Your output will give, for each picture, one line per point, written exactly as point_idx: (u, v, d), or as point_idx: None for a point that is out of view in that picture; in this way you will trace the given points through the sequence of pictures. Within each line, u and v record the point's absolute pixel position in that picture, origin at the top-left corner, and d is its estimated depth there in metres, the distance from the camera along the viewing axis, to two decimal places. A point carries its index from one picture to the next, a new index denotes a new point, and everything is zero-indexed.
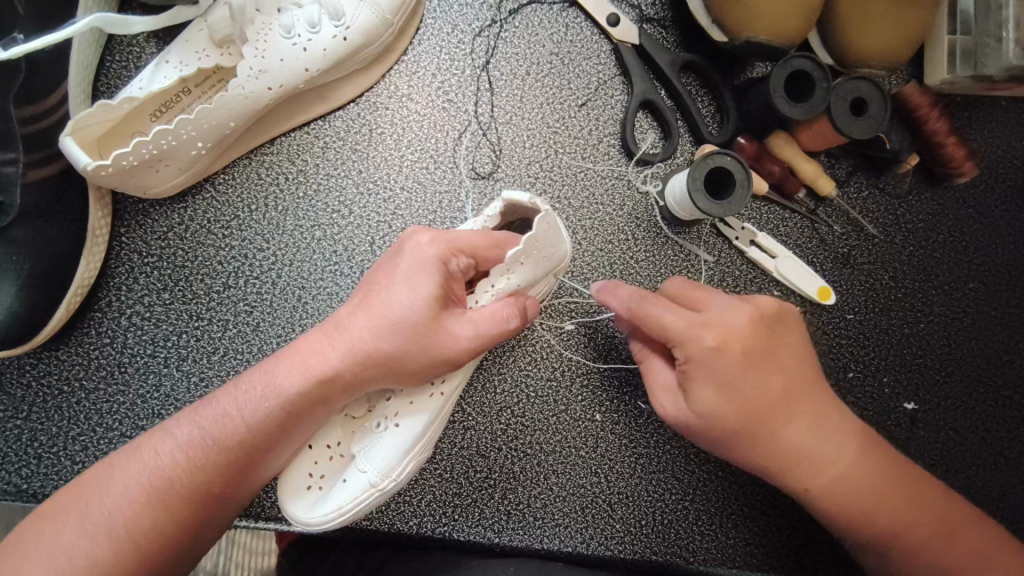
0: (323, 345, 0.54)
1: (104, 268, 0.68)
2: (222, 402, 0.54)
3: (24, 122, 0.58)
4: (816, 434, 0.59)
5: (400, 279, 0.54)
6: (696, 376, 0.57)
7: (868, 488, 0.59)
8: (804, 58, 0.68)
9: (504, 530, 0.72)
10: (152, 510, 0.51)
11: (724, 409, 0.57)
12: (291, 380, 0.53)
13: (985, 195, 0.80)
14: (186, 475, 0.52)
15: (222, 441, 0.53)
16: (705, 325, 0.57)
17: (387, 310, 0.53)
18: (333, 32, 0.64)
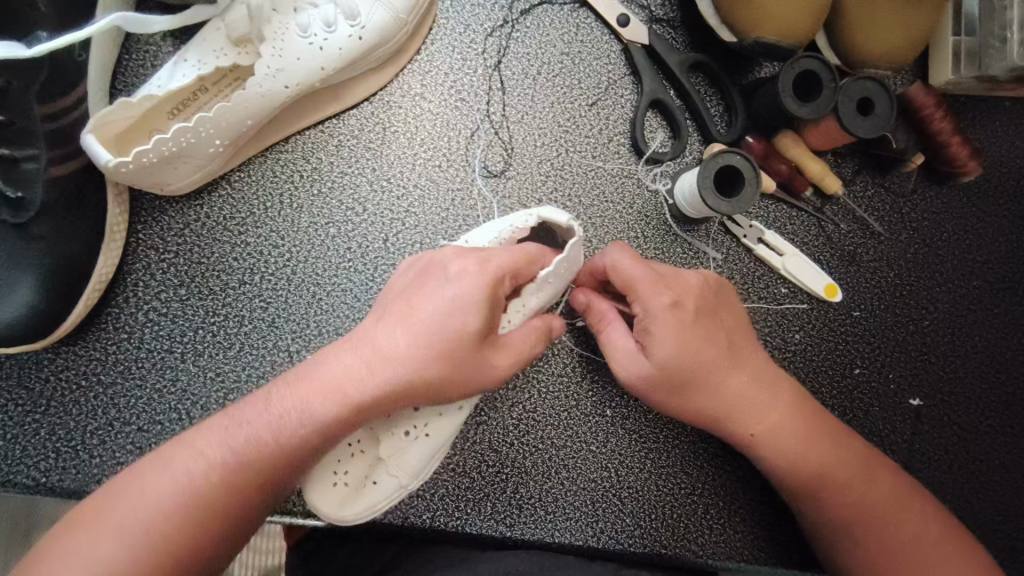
0: (357, 363, 0.53)
1: (121, 264, 0.68)
2: (258, 414, 0.53)
3: (46, 119, 0.59)
4: (761, 391, 0.64)
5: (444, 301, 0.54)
6: (657, 328, 0.60)
7: (806, 441, 0.65)
8: (811, 58, 0.69)
9: (515, 524, 0.73)
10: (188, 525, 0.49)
11: (679, 358, 0.60)
12: (326, 402, 0.52)
13: (988, 194, 0.81)
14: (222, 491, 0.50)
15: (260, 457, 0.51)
16: (661, 281, 0.61)
17: (427, 329, 0.53)
18: (349, 31, 0.65)
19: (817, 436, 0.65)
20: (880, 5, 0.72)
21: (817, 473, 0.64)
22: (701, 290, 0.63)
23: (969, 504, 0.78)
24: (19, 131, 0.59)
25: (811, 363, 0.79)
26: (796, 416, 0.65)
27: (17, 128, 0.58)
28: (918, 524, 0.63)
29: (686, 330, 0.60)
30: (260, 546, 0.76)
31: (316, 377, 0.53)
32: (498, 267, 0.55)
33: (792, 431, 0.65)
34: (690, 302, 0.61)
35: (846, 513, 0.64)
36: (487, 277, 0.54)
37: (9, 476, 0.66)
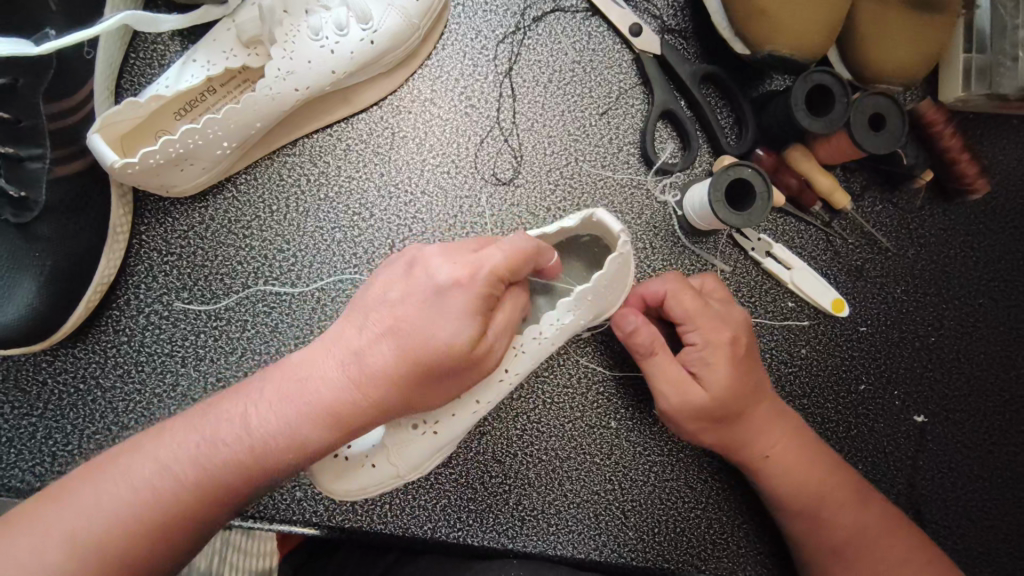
0: (297, 381, 0.48)
1: (124, 266, 0.67)
2: (200, 422, 0.47)
3: (52, 117, 0.58)
4: (784, 429, 0.66)
5: (410, 298, 0.48)
6: (712, 360, 0.64)
7: (812, 467, 0.66)
8: (823, 72, 0.69)
9: (517, 536, 0.72)
10: (86, 554, 0.43)
11: (731, 388, 0.64)
12: (275, 421, 0.47)
13: (995, 212, 0.81)
14: (152, 520, 0.44)
15: (162, 498, 0.45)
16: (713, 317, 0.65)
17: (404, 325, 0.47)
18: (360, 35, 0.65)
19: (833, 478, 0.66)
20: (888, 16, 0.73)
21: (814, 497, 0.65)
22: (746, 327, 0.67)
23: (972, 523, 0.78)
24: (24, 129, 0.58)
25: (818, 377, 0.78)
26: (810, 446, 0.67)
27: (23, 127, 0.58)
28: (908, 550, 0.63)
29: (729, 361, 0.64)
30: (248, 548, 0.71)
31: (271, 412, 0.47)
32: (491, 261, 0.48)
33: (806, 469, 0.66)
34: (741, 338, 0.65)
35: (837, 536, 0.64)
36: (478, 270, 0.47)
37: (2, 481, 0.64)
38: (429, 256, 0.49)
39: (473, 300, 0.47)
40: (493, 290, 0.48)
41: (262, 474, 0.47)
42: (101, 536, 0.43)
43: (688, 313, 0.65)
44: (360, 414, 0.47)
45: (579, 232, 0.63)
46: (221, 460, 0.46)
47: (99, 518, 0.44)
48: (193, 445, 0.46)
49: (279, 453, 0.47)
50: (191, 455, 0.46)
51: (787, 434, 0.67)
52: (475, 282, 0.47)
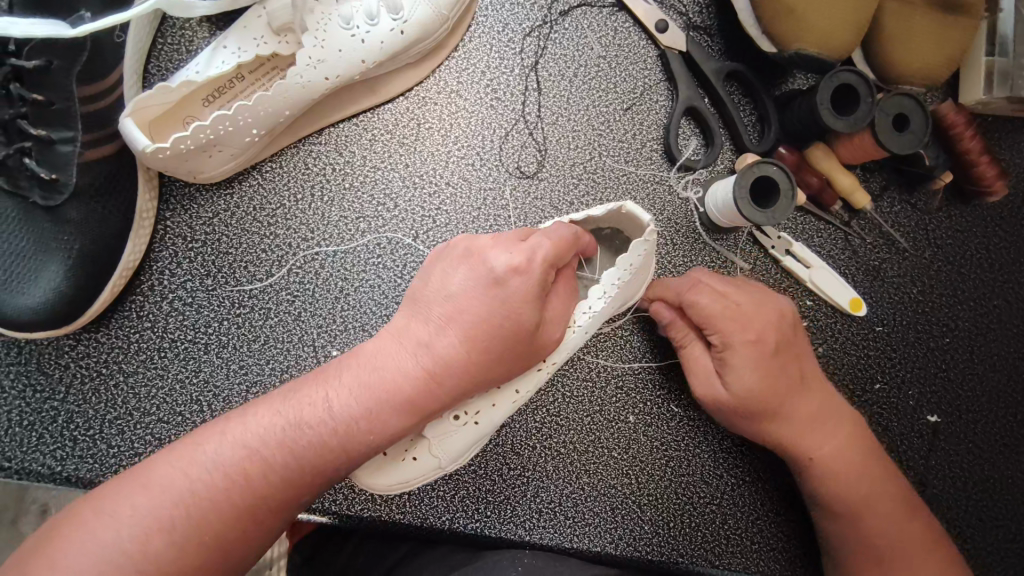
0: (368, 369, 0.49)
1: (148, 253, 0.67)
2: (283, 408, 0.48)
3: (84, 100, 0.59)
4: (819, 429, 0.66)
5: (472, 293, 0.50)
6: (735, 361, 0.63)
7: (854, 463, 0.66)
8: (851, 72, 0.69)
9: (535, 528, 0.72)
10: (183, 537, 0.44)
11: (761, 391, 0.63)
12: (348, 404, 0.48)
13: (1011, 215, 0.82)
14: (236, 503, 0.45)
15: (252, 482, 0.46)
16: (743, 317, 0.64)
17: (467, 316, 0.50)
18: (391, 25, 0.65)
19: (867, 475, 0.66)
20: (914, 17, 0.73)
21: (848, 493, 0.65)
22: (779, 324, 0.65)
23: (981, 522, 0.79)
24: (56, 112, 0.58)
25: (835, 375, 0.79)
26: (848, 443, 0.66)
27: (56, 109, 0.58)
28: (935, 550, 0.64)
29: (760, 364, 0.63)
30: None
31: (349, 397, 0.48)
32: (539, 251, 0.51)
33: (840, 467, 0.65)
34: (767, 335, 0.64)
35: (875, 533, 0.64)
36: (532, 257, 0.50)
37: (24, 464, 0.64)
38: (482, 247, 0.52)
39: (530, 288, 0.50)
40: (545, 276, 0.51)
41: (346, 454, 0.48)
42: (195, 518, 0.44)
43: (710, 315, 0.64)
44: (433, 401, 0.49)
45: (600, 223, 0.64)
46: (307, 443, 0.47)
47: (179, 496, 0.44)
48: (278, 429, 0.47)
49: (357, 435, 0.48)
50: (277, 438, 0.47)
51: (826, 432, 0.66)
52: (531, 269, 0.50)
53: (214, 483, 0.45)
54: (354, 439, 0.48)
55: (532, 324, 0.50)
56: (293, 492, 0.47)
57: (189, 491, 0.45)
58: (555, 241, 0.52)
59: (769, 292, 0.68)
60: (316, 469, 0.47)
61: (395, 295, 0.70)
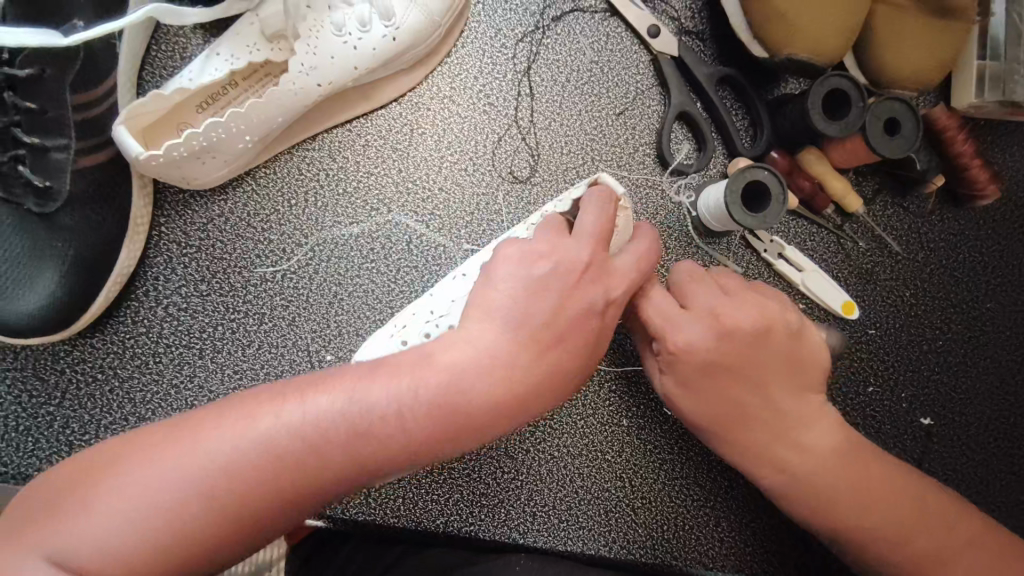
0: (443, 370, 0.48)
1: (143, 258, 0.68)
2: (262, 413, 0.44)
3: (77, 109, 0.59)
4: (784, 435, 0.61)
5: (567, 296, 0.52)
6: (676, 370, 0.60)
7: (827, 473, 0.61)
8: (841, 77, 0.69)
9: (529, 531, 0.73)
10: (175, 535, 0.41)
11: (703, 406, 0.60)
12: (416, 407, 0.46)
13: (1003, 218, 0.82)
14: (228, 505, 0.42)
15: (251, 482, 0.43)
16: (683, 323, 0.59)
17: (551, 326, 0.50)
18: (383, 31, 0.65)
19: (849, 476, 0.60)
20: (906, 20, 0.73)
21: (830, 502, 0.60)
22: (717, 346, 0.59)
23: None
24: (50, 119, 0.58)
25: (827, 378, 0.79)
26: (814, 454, 0.61)
27: (50, 117, 0.58)
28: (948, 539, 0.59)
29: (700, 375, 0.59)
30: None
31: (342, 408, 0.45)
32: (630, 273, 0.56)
33: (816, 471, 0.60)
34: (719, 345, 0.59)
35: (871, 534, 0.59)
36: (620, 282, 0.55)
37: (20, 469, 0.64)
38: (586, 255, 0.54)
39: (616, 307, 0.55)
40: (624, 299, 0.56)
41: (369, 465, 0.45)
42: (189, 518, 0.42)
43: (654, 323, 0.60)
44: (485, 419, 0.48)
45: None
46: (323, 444, 0.44)
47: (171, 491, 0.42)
48: (293, 425, 0.44)
49: (358, 449, 0.45)
50: (261, 452, 0.43)
51: (801, 436, 0.61)
52: (619, 293, 0.55)
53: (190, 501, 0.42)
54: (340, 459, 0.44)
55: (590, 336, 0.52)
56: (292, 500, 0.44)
57: (184, 486, 0.42)
58: (649, 268, 0.58)
59: (725, 296, 0.61)
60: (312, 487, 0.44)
61: (389, 299, 0.70)
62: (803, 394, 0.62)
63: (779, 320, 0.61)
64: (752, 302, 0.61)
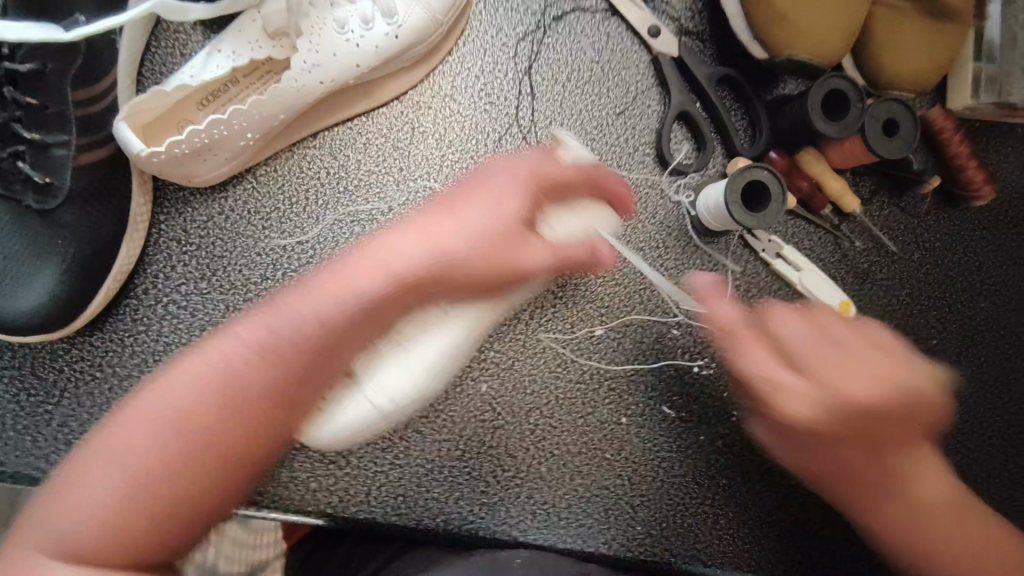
0: (375, 257, 0.51)
1: (142, 256, 0.67)
2: (209, 354, 0.45)
3: (78, 104, 0.59)
4: (880, 479, 0.59)
5: (495, 201, 0.56)
6: (816, 436, 0.59)
7: (898, 513, 0.59)
8: (840, 79, 0.70)
9: (529, 529, 0.73)
10: (142, 488, 0.42)
11: (866, 473, 0.59)
12: (350, 281, 0.49)
13: (997, 218, 0.83)
14: (187, 446, 0.42)
15: (205, 417, 0.43)
16: (861, 390, 0.57)
17: (474, 218, 0.54)
18: (385, 29, 0.65)
19: (945, 515, 0.59)
20: (903, 23, 0.74)
21: (919, 541, 0.59)
22: (822, 412, 0.57)
23: None
24: (51, 115, 0.58)
25: None
26: (916, 499, 0.59)
27: (50, 113, 0.58)
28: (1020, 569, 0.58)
29: (853, 442, 0.59)
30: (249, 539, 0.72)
31: (251, 326, 0.46)
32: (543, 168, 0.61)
33: (900, 513, 0.59)
34: (874, 416, 0.57)
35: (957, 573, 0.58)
36: (535, 172, 0.59)
37: (16, 468, 0.64)
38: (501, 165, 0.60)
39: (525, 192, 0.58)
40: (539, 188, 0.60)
41: (305, 367, 0.46)
42: (151, 467, 0.42)
43: (756, 380, 0.59)
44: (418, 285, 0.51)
45: None
46: (266, 363, 0.45)
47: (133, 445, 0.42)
48: (236, 352, 0.45)
49: (300, 351, 0.45)
50: (193, 397, 0.43)
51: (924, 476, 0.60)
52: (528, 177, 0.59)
53: (149, 463, 0.42)
54: (260, 380, 0.44)
55: (519, 214, 0.57)
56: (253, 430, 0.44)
57: (143, 435, 0.43)
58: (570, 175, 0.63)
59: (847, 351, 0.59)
60: (262, 411, 0.44)
61: None
62: (909, 445, 0.59)
63: (907, 380, 0.59)
64: (889, 357, 0.60)
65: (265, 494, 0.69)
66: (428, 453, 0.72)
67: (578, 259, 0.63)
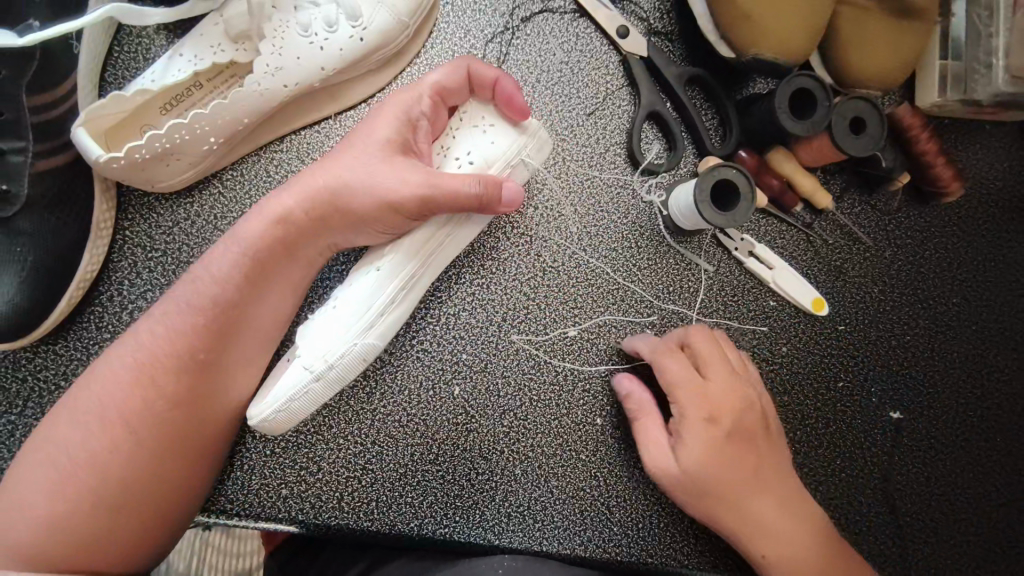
0: (278, 196, 0.61)
1: (106, 262, 0.66)
2: (121, 367, 0.56)
3: (36, 110, 0.58)
4: (761, 507, 0.65)
5: (388, 134, 0.61)
6: (686, 435, 0.65)
7: (781, 543, 0.64)
8: (806, 77, 0.70)
9: (504, 532, 0.72)
10: (85, 489, 0.53)
11: (715, 467, 0.64)
12: (243, 231, 0.60)
13: (967, 214, 0.83)
14: (114, 449, 0.54)
15: (128, 419, 0.55)
16: (731, 390, 0.67)
17: (372, 140, 0.61)
18: (349, 32, 0.64)
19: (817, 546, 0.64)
20: (869, 22, 0.74)
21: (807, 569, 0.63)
22: (710, 425, 0.65)
23: (944, 516, 0.80)
24: (6, 122, 0.57)
25: (798, 375, 0.79)
26: (778, 520, 0.65)
27: (5, 119, 0.57)
28: None
29: (726, 446, 0.65)
30: (227, 547, 0.74)
31: (156, 330, 0.57)
32: (429, 82, 0.62)
33: (784, 545, 0.64)
34: (745, 415, 0.66)
35: None
36: (400, 104, 0.62)
37: None
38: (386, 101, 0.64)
39: (404, 128, 0.62)
40: (433, 99, 0.63)
41: (224, 330, 0.58)
42: (89, 470, 0.53)
43: (671, 386, 0.67)
44: (314, 212, 0.60)
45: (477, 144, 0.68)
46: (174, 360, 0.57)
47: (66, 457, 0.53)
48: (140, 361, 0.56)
49: (206, 341, 0.58)
50: (112, 402, 0.55)
51: (785, 504, 0.66)
52: (425, 90, 0.62)
53: (84, 469, 0.53)
54: (174, 386, 0.56)
55: (392, 133, 0.61)
56: (181, 425, 0.57)
57: (72, 447, 0.53)
58: (450, 85, 0.63)
59: (708, 378, 0.67)
60: (179, 406, 0.57)
61: None
62: (786, 479, 0.67)
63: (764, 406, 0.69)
64: (748, 391, 0.68)
65: (234, 501, 0.69)
66: (401, 458, 0.72)
67: (461, 190, 0.58)
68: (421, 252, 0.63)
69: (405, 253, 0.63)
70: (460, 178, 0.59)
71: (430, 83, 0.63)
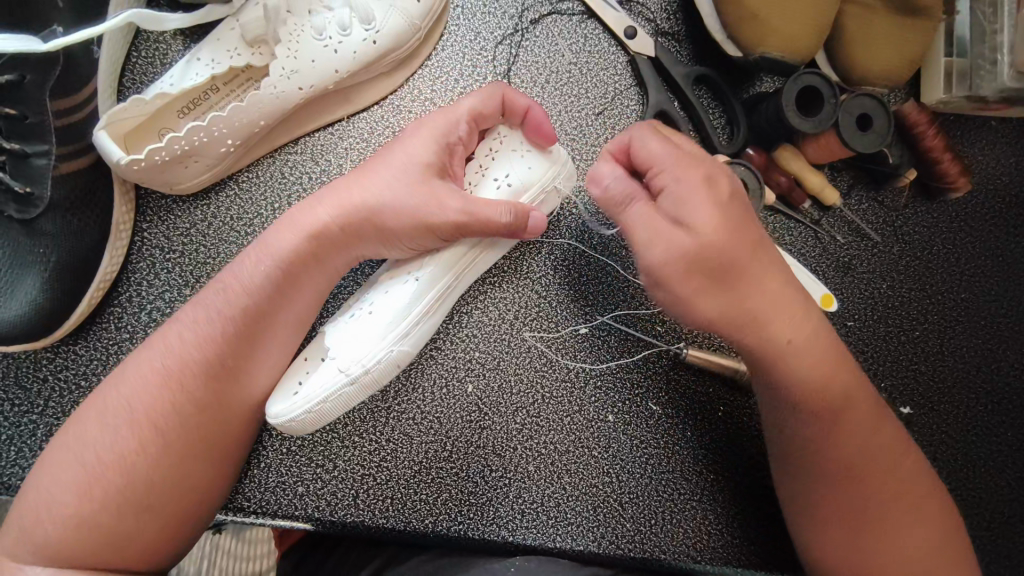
0: (316, 203, 0.62)
1: (125, 264, 0.67)
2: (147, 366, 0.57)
3: (59, 115, 0.60)
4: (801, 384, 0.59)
5: (421, 153, 0.62)
6: (688, 202, 0.53)
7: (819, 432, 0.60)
8: (812, 75, 0.71)
9: (518, 529, 0.73)
10: (111, 487, 0.54)
11: (727, 252, 0.53)
12: (278, 241, 0.61)
13: (974, 209, 0.84)
14: (142, 449, 0.55)
15: (155, 419, 0.56)
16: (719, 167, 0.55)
17: (408, 159, 0.62)
18: (363, 35, 0.66)
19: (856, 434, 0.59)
20: (873, 19, 0.75)
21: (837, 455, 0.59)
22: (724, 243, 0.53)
23: (956, 510, 0.80)
24: (31, 125, 0.59)
25: None
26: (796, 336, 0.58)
27: (29, 123, 0.59)
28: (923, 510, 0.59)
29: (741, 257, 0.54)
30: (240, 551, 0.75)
31: (184, 333, 0.59)
32: (464, 106, 0.63)
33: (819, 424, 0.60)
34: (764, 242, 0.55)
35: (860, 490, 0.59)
36: (436, 126, 0.63)
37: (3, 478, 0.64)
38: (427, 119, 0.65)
39: (439, 149, 0.62)
40: (470, 125, 0.63)
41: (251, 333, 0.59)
42: (116, 469, 0.54)
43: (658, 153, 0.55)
44: (343, 233, 0.61)
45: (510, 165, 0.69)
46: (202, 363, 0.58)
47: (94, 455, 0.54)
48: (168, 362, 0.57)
49: (234, 344, 0.59)
50: (140, 401, 0.56)
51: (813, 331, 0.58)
52: (460, 113, 0.63)
53: (111, 467, 0.54)
54: (200, 386, 0.57)
55: (428, 157, 0.62)
56: (208, 427, 0.58)
57: (98, 445, 0.55)
58: (486, 108, 0.63)
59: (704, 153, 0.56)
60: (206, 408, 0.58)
61: None
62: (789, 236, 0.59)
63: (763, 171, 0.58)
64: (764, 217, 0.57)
65: (251, 499, 0.70)
66: (416, 456, 0.73)
67: (496, 220, 0.59)
68: (459, 264, 0.64)
69: (444, 265, 0.63)
70: (494, 205, 0.60)
71: (467, 108, 0.63)
